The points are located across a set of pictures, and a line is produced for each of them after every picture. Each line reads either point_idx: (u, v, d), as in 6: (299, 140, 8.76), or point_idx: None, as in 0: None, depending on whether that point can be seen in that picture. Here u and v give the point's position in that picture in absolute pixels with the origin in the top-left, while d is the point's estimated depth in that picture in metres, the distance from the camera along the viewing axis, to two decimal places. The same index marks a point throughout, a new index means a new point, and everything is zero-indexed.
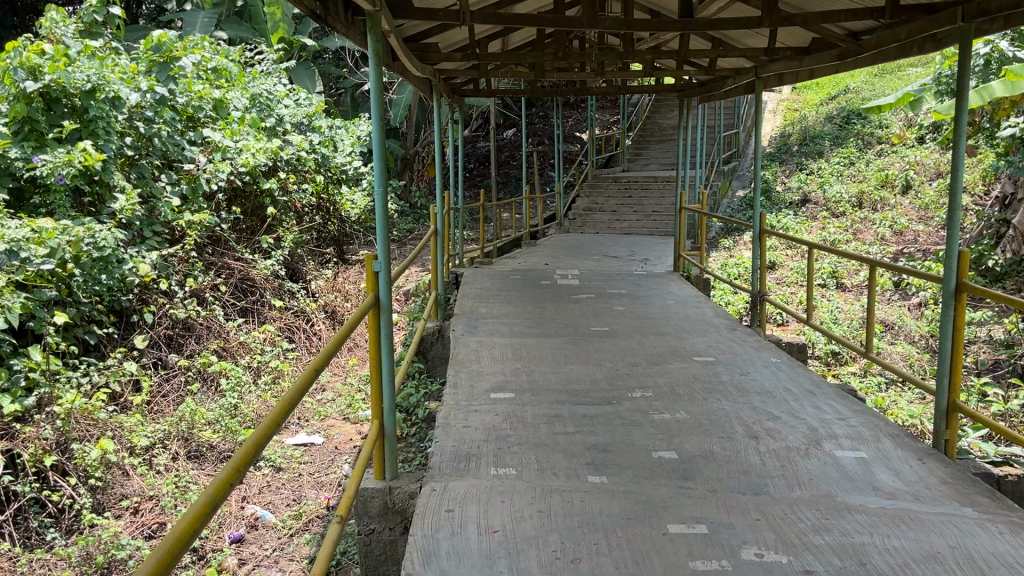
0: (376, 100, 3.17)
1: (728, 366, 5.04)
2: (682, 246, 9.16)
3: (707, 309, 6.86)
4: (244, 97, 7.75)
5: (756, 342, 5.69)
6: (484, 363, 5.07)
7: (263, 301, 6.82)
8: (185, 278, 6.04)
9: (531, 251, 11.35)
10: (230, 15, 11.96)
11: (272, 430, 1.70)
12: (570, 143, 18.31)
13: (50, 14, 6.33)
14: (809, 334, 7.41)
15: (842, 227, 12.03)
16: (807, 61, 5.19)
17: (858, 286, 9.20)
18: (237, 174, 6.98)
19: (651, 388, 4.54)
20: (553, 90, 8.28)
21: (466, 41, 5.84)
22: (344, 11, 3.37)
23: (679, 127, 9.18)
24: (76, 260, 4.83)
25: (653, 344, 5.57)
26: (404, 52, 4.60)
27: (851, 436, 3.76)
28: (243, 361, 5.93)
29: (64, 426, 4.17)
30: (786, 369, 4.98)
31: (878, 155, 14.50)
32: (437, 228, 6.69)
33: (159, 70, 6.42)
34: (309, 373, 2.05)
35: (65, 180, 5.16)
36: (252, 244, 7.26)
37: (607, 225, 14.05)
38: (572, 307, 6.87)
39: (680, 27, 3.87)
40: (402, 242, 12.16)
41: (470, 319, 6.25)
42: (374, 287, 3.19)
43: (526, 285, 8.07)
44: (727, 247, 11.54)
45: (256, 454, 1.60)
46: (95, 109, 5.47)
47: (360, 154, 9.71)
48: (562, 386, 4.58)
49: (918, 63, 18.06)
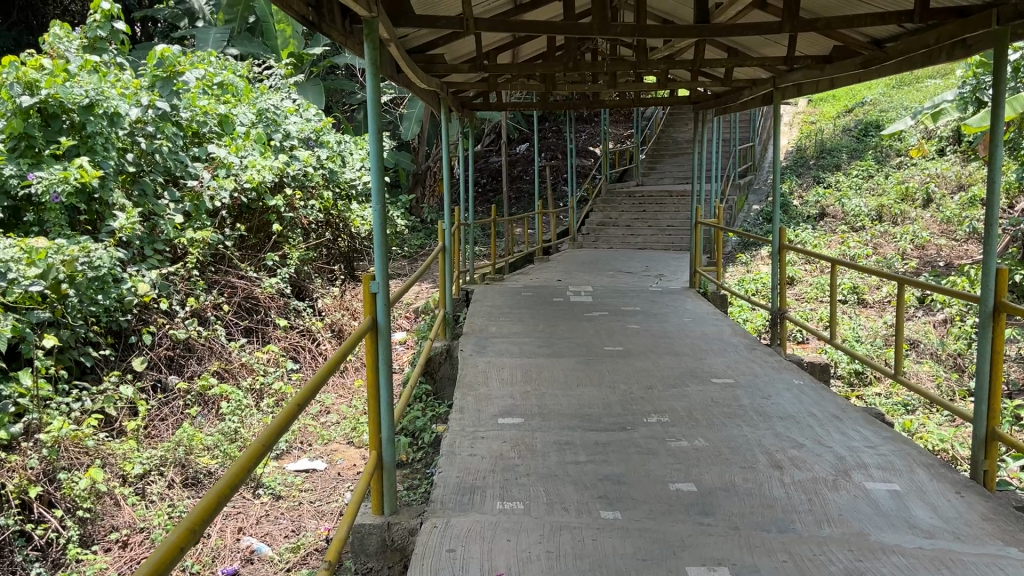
0: (374, 114, 3.00)
1: (748, 388, 4.81)
2: (698, 261, 8.93)
3: (725, 327, 6.63)
4: (251, 112, 7.62)
5: (776, 362, 5.45)
6: (493, 385, 4.87)
7: (267, 320, 6.65)
8: (187, 298, 5.89)
9: (543, 267, 11.16)
10: (240, 32, 11.92)
11: (235, 485, 1.51)
12: (583, 158, 18.14)
13: (53, 30, 6.24)
14: (831, 353, 7.17)
15: (861, 241, 11.76)
16: (828, 71, 4.95)
17: (880, 302, 8.94)
18: (242, 191, 6.81)
19: (668, 413, 4.31)
20: (565, 103, 8.10)
21: (474, 53, 5.66)
22: (340, 19, 3.20)
23: (694, 141, 8.98)
24: (71, 281, 4.69)
25: (669, 364, 5.34)
26: (409, 63, 4.41)
27: (882, 466, 3.52)
28: (245, 383, 5.75)
29: (51, 455, 4.01)
30: (809, 391, 4.74)
31: (898, 167, 14.23)
32: (445, 245, 6.50)
33: (162, 84, 6.54)
34: (283, 419, 1.85)
35: (61, 198, 5.03)
36: (257, 261, 7.10)
37: (621, 240, 13.85)
38: (585, 325, 6.65)
39: (696, 33, 3.66)
40: (412, 258, 12.00)
41: (479, 338, 6.05)
42: (372, 310, 3.01)
43: (538, 302, 7.87)
44: (744, 262, 11.30)
45: (214, 514, 1.41)
46: (94, 125, 5.35)
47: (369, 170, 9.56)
48: (573, 411, 4.36)
49: (937, 75, 17.81)
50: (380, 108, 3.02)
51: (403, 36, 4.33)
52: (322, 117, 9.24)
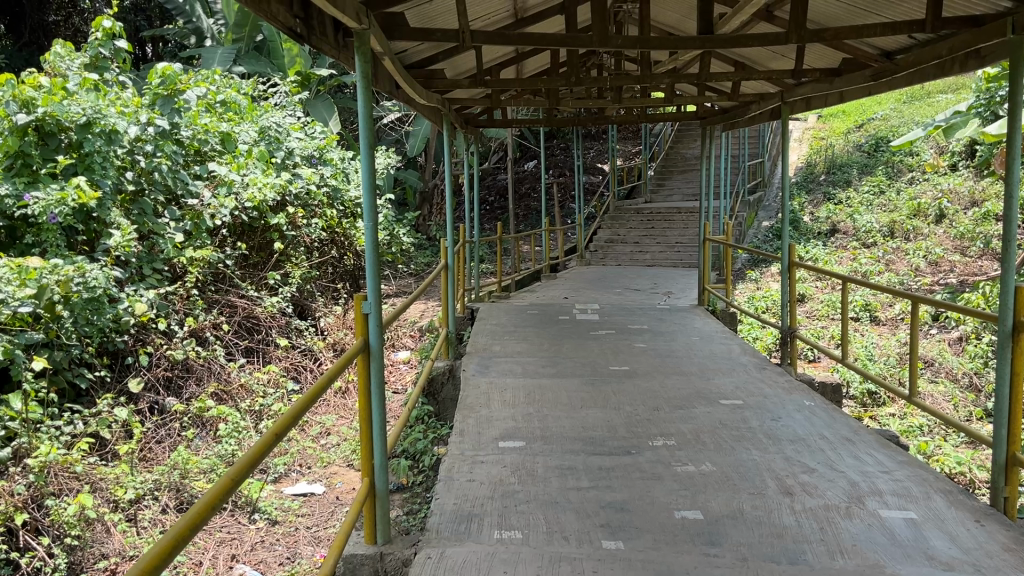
0: (365, 127, 2.90)
1: (758, 410, 4.67)
2: (707, 279, 8.80)
3: (734, 346, 6.49)
4: (254, 130, 7.57)
5: (787, 383, 5.30)
6: (495, 407, 4.75)
7: (268, 340, 6.56)
8: (185, 317, 5.81)
9: (551, 285, 11.05)
10: (248, 50, 11.92)
11: (188, 532, 1.37)
12: (591, 175, 18.06)
13: (54, 48, 6.21)
14: (843, 373, 7.02)
15: (873, 258, 11.61)
16: (838, 83, 4.81)
17: (893, 320, 8.78)
18: (243, 209, 6.74)
19: (674, 437, 4.18)
20: (571, 119, 8.01)
21: (475, 69, 5.59)
22: (332, 31, 3.12)
23: (702, 157, 8.87)
24: (66, 302, 4.59)
25: (676, 385, 5.21)
26: (407, 77, 4.33)
27: (897, 493, 3.38)
28: (243, 405, 5.65)
29: (39, 480, 3.93)
30: (821, 413, 4.60)
31: (909, 183, 14.07)
32: (448, 262, 6.39)
33: (162, 103, 6.37)
34: (252, 456, 1.72)
35: (58, 219, 4.94)
36: (259, 280, 7.02)
37: (630, 257, 13.74)
38: (591, 344, 6.52)
39: (699, 43, 3.55)
40: (418, 276, 11.92)
41: (483, 358, 5.93)
42: (363, 331, 2.91)
43: (543, 321, 7.75)
44: (754, 279, 11.18)
45: (163, 565, 1.27)
46: (92, 143, 5.29)
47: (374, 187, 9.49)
48: (576, 434, 4.23)
49: (948, 90, 17.68)
50: (371, 121, 2.93)
51: (401, 50, 4.25)
52: (327, 134, 9.19)
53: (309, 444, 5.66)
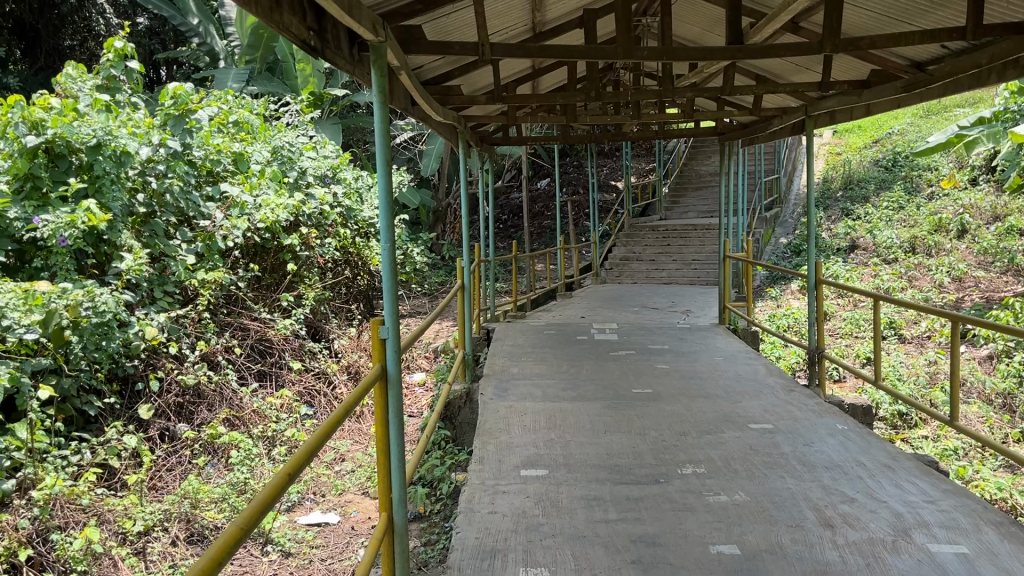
0: (381, 143, 2.78)
1: (790, 434, 4.48)
2: (727, 296, 8.62)
3: (759, 366, 6.31)
4: (266, 150, 7.48)
5: (817, 405, 5.12)
6: (515, 432, 4.59)
7: (281, 363, 6.43)
8: (196, 341, 5.69)
9: (567, 304, 10.89)
10: (261, 71, 11.90)
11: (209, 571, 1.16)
12: (605, 192, 17.93)
13: (66, 69, 6.15)
14: (872, 393, 6.81)
15: (896, 275, 11.40)
16: (866, 96, 4.66)
17: (920, 338, 8.57)
18: (255, 230, 6.64)
19: (704, 464, 4.00)
20: (587, 137, 7.87)
21: (492, 85, 5.46)
22: (346, 45, 2.98)
23: (721, 174, 8.73)
24: (74, 327, 4.48)
25: (702, 408, 5.03)
26: (424, 93, 4.22)
27: (946, 525, 3.19)
28: (256, 431, 5.51)
29: (44, 514, 3.82)
30: (856, 437, 4.41)
31: (929, 198, 13.86)
32: (465, 282, 6.24)
33: (174, 123, 6.18)
34: (268, 495, 1.52)
35: (67, 242, 4.84)
36: (272, 302, 6.90)
37: (646, 275, 13.57)
38: (611, 366, 6.35)
39: (729, 54, 3.41)
40: (432, 296, 11.79)
41: (501, 381, 5.77)
42: (381, 357, 2.76)
43: (561, 341, 7.58)
44: (774, 297, 10.99)
45: None
46: (102, 165, 5.19)
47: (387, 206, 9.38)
48: (601, 461, 4.06)
49: (966, 103, 17.49)
50: (388, 136, 2.81)
51: (417, 65, 4.12)
52: (340, 153, 9.11)
53: (322, 470, 5.51)
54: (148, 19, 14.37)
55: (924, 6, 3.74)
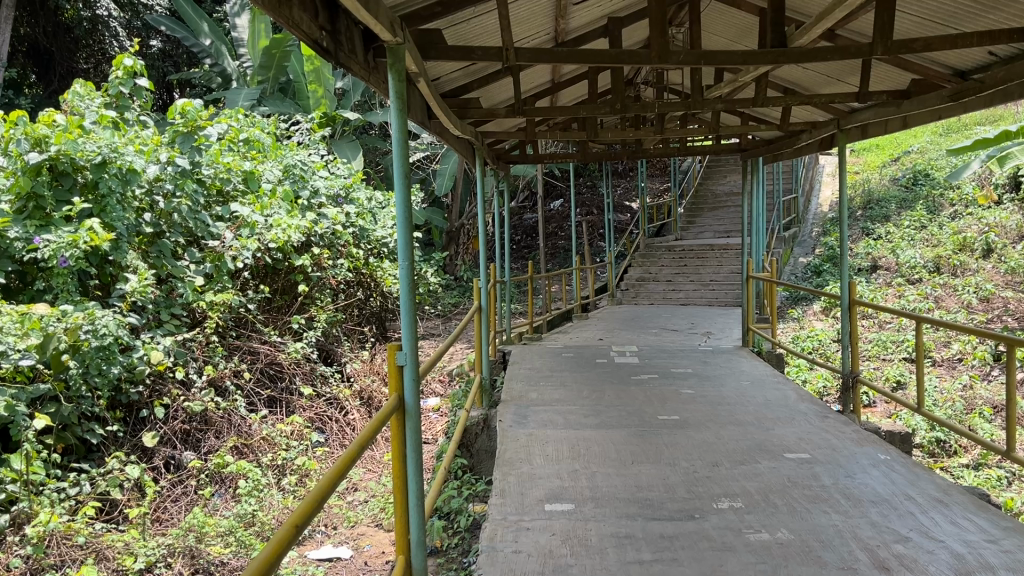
0: (399, 157, 2.58)
1: (830, 465, 4.22)
2: (751, 318, 8.36)
3: (789, 391, 6.05)
4: (278, 168, 7.30)
5: (854, 433, 4.85)
6: (537, 462, 4.34)
7: (292, 388, 6.21)
8: (204, 366, 5.49)
9: (584, 326, 10.65)
10: (273, 92, 11.82)
11: None
12: (620, 213, 17.72)
13: (74, 87, 6.01)
14: (906, 419, 6.53)
15: (922, 295, 11.12)
16: (904, 107, 4.45)
17: (951, 360, 8.28)
18: (266, 250, 6.46)
19: (741, 498, 3.74)
20: (605, 154, 7.66)
21: (512, 98, 5.25)
22: (361, 48, 2.78)
23: (743, 192, 8.50)
24: (73, 352, 4.26)
25: (733, 437, 4.77)
26: (443, 106, 4.03)
27: (1012, 567, 2.92)
28: (265, 459, 5.29)
29: (37, 553, 3.65)
30: (901, 468, 4.13)
31: (952, 217, 13.58)
32: (482, 304, 6.00)
33: (182, 140, 6.01)
34: (269, 553, 1.28)
35: (69, 262, 4.62)
36: (283, 324, 6.70)
37: (663, 295, 13.33)
38: (634, 391, 6.10)
39: (771, 58, 3.22)
40: (446, 317, 11.58)
41: (520, 407, 5.52)
42: (398, 386, 2.55)
43: (581, 364, 7.33)
44: (796, 319, 10.74)
45: None
46: (107, 183, 5.00)
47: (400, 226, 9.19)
48: (630, 495, 3.81)
49: (986, 121, 17.23)
50: (406, 149, 2.61)
51: (434, 75, 3.90)
52: (354, 173, 8.93)
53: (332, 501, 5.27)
54: (161, 42, 14.29)
55: (973, 9, 3.53)
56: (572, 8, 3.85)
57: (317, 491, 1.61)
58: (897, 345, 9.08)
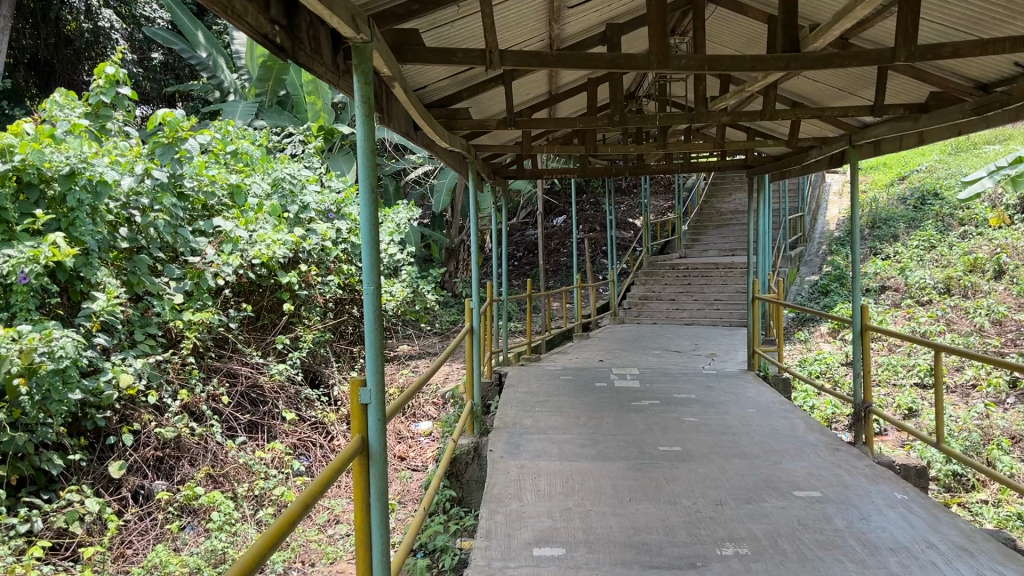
0: (364, 169, 2.31)
1: (843, 505, 3.90)
2: (756, 340, 8.06)
3: (797, 420, 5.74)
4: (266, 182, 7.03)
5: (867, 467, 4.55)
6: (527, 498, 4.03)
7: (274, 412, 5.93)
8: (179, 390, 5.23)
9: (584, 346, 10.36)
10: (271, 104, 11.65)
11: None
12: (623, 230, 17.46)
13: (54, 97, 5.74)
14: (920, 450, 6.22)
15: (932, 317, 10.82)
16: (922, 121, 4.17)
17: (964, 386, 7.97)
18: (249, 267, 6.21)
19: (747, 543, 3.43)
20: (606, 169, 7.38)
21: (505, 110, 5.00)
22: (328, 48, 2.53)
23: (748, 210, 8.23)
24: (28, 375, 4.00)
25: (738, 471, 4.46)
26: (428, 116, 3.78)
27: None
28: (240, 489, 5.01)
29: None
30: (920, 510, 3.82)
31: (962, 237, 13.29)
32: (474, 325, 5.71)
33: (162, 151, 5.71)
34: None
35: (28, 278, 4.36)
36: (266, 345, 6.45)
37: (666, 314, 13.03)
38: (633, 418, 5.80)
39: (783, 63, 2.95)
40: (444, 336, 11.30)
41: (512, 435, 5.22)
42: (361, 427, 2.26)
43: (579, 388, 7.04)
44: (803, 340, 10.46)
45: None
46: (75, 196, 4.75)
47: None
48: (626, 538, 3.50)
49: (996, 140, 16.97)
50: (373, 159, 2.33)
51: (418, 82, 3.63)
52: (348, 187, 8.67)
53: (310, 535, 4.98)
54: (163, 54, 14.04)
55: (1001, 16, 3.26)
56: (567, 12, 3.57)
57: (247, 554, 1.31)
58: (907, 370, 8.77)
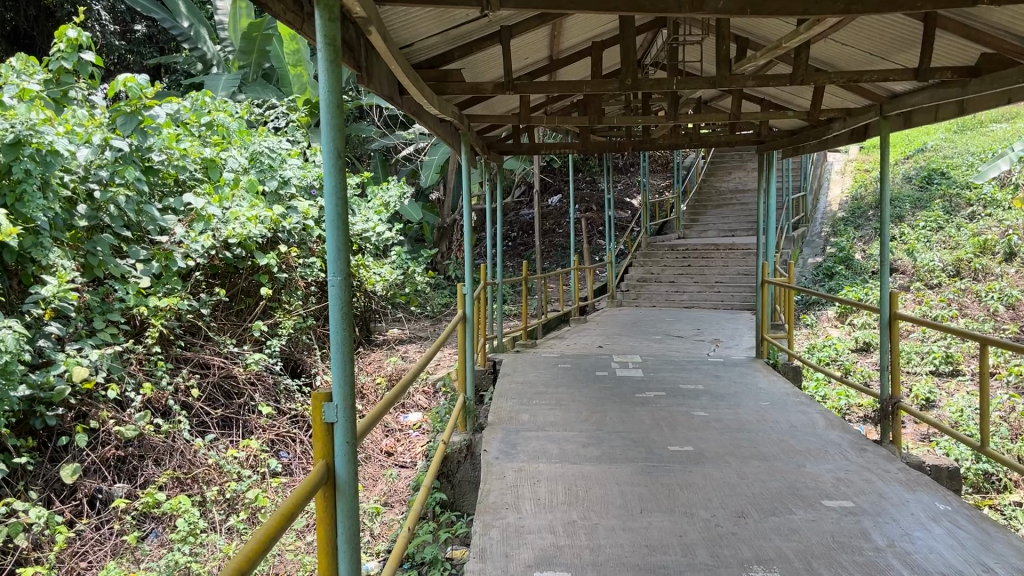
0: (329, 128, 1.85)
1: (880, 518, 3.48)
2: (766, 327, 7.62)
3: (815, 414, 5.33)
4: (242, 156, 6.55)
5: (900, 471, 4.13)
6: (526, 510, 3.59)
7: (251, 406, 5.49)
8: (142, 383, 4.79)
9: (582, 330, 9.94)
10: (256, 78, 11.13)
11: None
12: (621, 210, 16.99)
13: (7, 61, 5.22)
14: (946, 445, 5.82)
15: (944, 302, 10.42)
16: (972, 87, 3.73)
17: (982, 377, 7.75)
18: (221, 247, 5.77)
19: (778, 566, 3.00)
20: (607, 143, 6.91)
21: (503, 74, 4.52)
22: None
23: (760, 189, 7.77)
24: None
25: (760, 476, 4.03)
26: (415, 77, 3.32)
27: None
28: (207, 493, 4.59)
29: None
30: (967, 525, 3.40)
31: (971, 218, 12.88)
32: (465, 312, 5.24)
33: (124, 120, 5.08)
34: None
35: None
36: (241, 332, 6.00)
37: (665, 298, 12.59)
38: (639, 413, 5.36)
39: (841, 7, 2.78)
40: (436, 320, 10.87)
41: (508, 433, 4.78)
42: (322, 453, 1.82)
43: (579, 377, 6.60)
44: (810, 326, 10.05)
45: None
46: (23, 166, 4.23)
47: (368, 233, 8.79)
48: (640, 560, 3.07)
49: (1003, 118, 16.52)
50: (341, 115, 1.88)
51: (402, 35, 3.17)
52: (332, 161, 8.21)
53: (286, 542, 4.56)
54: (146, 26, 13.47)
55: None
56: None
57: None
58: (922, 357, 8.38)
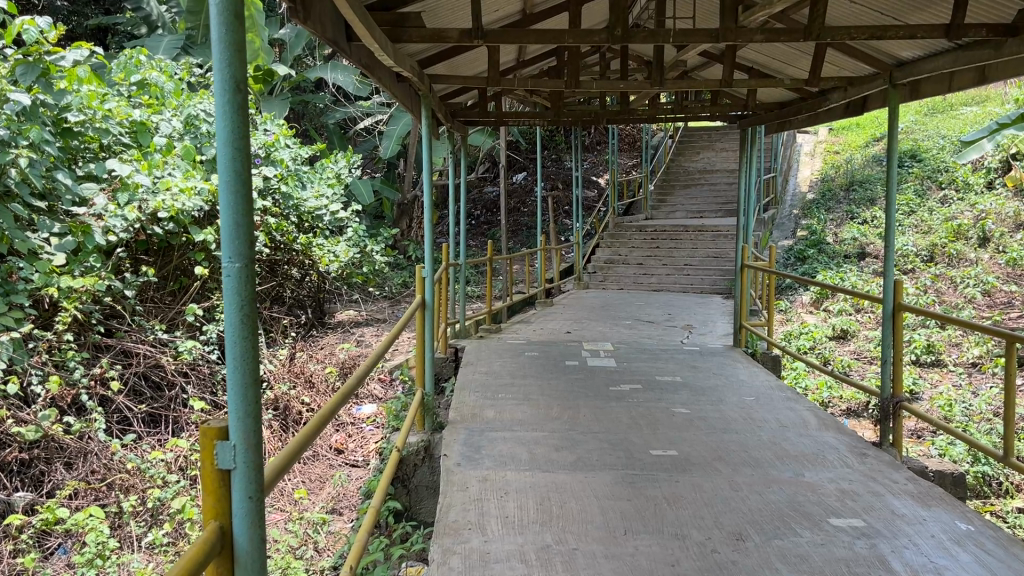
0: (223, 50, 1.31)
1: (896, 541, 3.04)
2: (744, 314, 7.18)
3: (804, 411, 4.90)
4: (176, 120, 5.97)
5: (908, 481, 3.70)
6: (492, 532, 3.08)
7: (181, 400, 5.08)
8: (49, 375, 4.37)
9: (549, 314, 9.45)
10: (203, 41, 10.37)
11: None
12: (588, 188, 16.50)
13: None
14: (941, 444, 5.42)
15: (919, 288, 10.12)
16: (1008, 48, 3.29)
17: (966, 367, 7.44)
18: (147, 222, 5.30)
19: None
20: (580, 111, 6.40)
21: (471, 21, 3.96)
22: None
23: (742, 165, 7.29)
24: None
25: (755, 488, 3.57)
26: (364, 15, 2.72)
27: None
28: (121, 504, 4.18)
29: None
30: (996, 550, 2.96)
31: (942, 202, 12.62)
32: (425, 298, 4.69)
33: (25, 70, 4.50)
34: None
35: None
36: (171, 318, 5.53)
37: (633, 280, 12.14)
38: (615, 409, 4.88)
39: None
40: (394, 300, 10.31)
41: (471, 433, 4.27)
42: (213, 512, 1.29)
43: (547, 367, 6.10)
44: (784, 311, 9.68)
45: None
46: None
47: (318, 210, 8.22)
48: None
49: (973, 101, 16.35)
50: (238, 31, 1.33)
51: None
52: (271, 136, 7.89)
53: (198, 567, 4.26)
54: None
55: None
56: None
57: None
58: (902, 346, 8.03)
